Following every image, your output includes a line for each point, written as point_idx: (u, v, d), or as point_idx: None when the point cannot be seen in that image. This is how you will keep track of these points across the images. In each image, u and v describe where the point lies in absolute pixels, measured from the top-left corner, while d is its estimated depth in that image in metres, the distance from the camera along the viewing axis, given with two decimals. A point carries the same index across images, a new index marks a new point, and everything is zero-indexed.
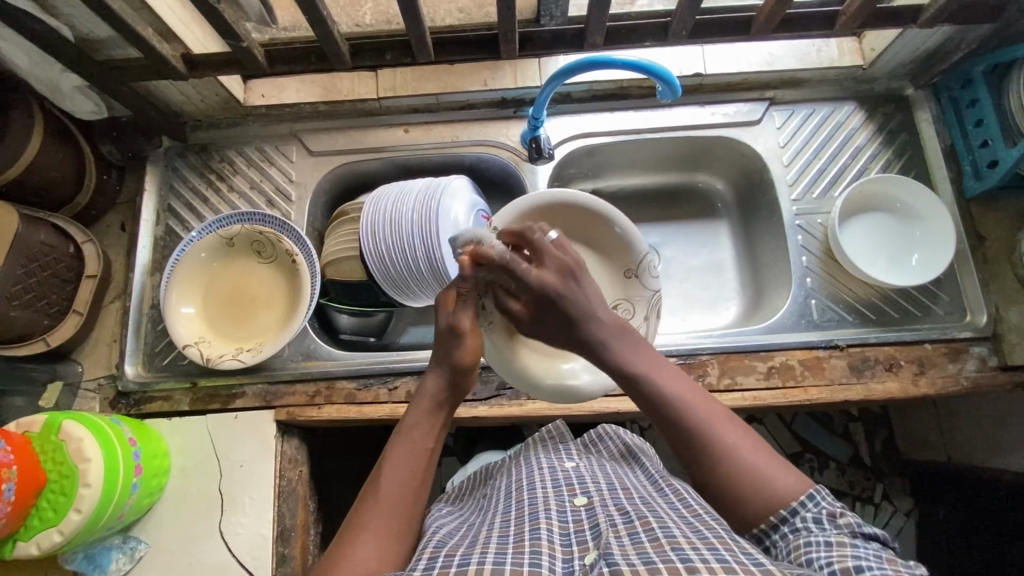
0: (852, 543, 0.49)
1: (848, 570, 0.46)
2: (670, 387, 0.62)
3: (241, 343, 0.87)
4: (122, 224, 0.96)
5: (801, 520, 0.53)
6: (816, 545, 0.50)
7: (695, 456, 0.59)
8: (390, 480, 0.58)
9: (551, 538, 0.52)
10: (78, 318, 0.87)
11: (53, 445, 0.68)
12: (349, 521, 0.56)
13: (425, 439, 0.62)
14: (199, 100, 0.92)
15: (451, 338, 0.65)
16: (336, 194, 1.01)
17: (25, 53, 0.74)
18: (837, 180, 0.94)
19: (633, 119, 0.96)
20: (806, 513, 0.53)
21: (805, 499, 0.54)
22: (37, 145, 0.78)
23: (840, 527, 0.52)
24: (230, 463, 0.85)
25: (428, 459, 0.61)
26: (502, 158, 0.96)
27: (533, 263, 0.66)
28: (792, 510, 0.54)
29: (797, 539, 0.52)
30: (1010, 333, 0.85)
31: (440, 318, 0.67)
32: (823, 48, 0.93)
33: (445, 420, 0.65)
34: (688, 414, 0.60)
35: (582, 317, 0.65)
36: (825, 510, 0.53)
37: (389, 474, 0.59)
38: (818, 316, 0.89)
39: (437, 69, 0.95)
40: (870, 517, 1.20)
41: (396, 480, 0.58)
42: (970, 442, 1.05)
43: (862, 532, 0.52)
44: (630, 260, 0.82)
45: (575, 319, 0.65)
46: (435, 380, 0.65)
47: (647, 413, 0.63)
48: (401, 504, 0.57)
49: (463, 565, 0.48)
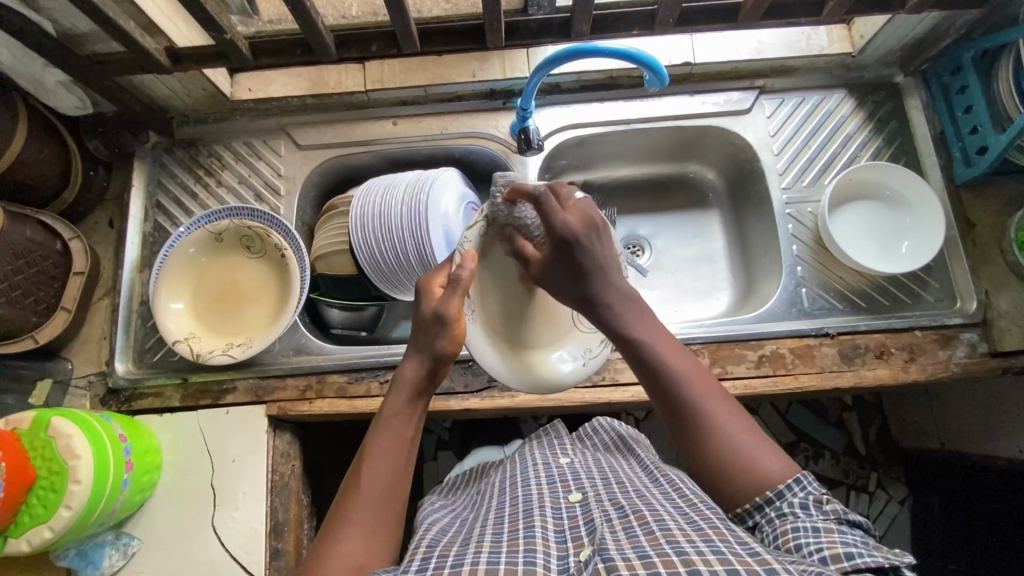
0: (839, 532, 0.49)
1: (838, 557, 0.47)
2: (674, 361, 0.62)
3: (231, 338, 0.87)
4: (110, 221, 0.95)
5: (787, 505, 0.54)
6: (803, 529, 0.50)
7: (686, 436, 0.59)
8: (370, 477, 0.58)
9: (545, 536, 0.52)
10: (67, 315, 0.86)
11: (42, 442, 0.68)
12: (332, 517, 0.56)
13: (405, 428, 0.61)
14: (185, 94, 0.91)
15: (437, 324, 0.64)
16: (326, 188, 1.01)
17: (7, 48, 0.74)
18: (826, 168, 0.94)
19: (622, 109, 0.96)
20: (793, 498, 0.54)
21: (791, 484, 0.55)
22: (23, 140, 0.78)
23: (826, 513, 0.52)
24: (222, 458, 0.85)
25: (408, 450, 0.61)
26: (492, 150, 0.96)
27: (553, 211, 0.63)
28: (779, 492, 0.54)
29: (785, 525, 0.52)
30: (1000, 319, 0.84)
31: (426, 304, 0.65)
32: (813, 36, 0.93)
33: (423, 408, 0.64)
34: (689, 392, 0.60)
35: (597, 267, 0.64)
36: (811, 496, 0.54)
37: (368, 471, 0.58)
38: (809, 304, 0.89)
39: (424, 61, 0.94)
40: (865, 505, 1.21)
41: (378, 474, 0.58)
42: (964, 430, 1.05)
43: (848, 519, 0.52)
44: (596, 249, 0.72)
45: (591, 272, 0.64)
46: (411, 368, 0.64)
47: (647, 386, 0.63)
48: (382, 499, 0.57)
49: (456, 565, 0.48)
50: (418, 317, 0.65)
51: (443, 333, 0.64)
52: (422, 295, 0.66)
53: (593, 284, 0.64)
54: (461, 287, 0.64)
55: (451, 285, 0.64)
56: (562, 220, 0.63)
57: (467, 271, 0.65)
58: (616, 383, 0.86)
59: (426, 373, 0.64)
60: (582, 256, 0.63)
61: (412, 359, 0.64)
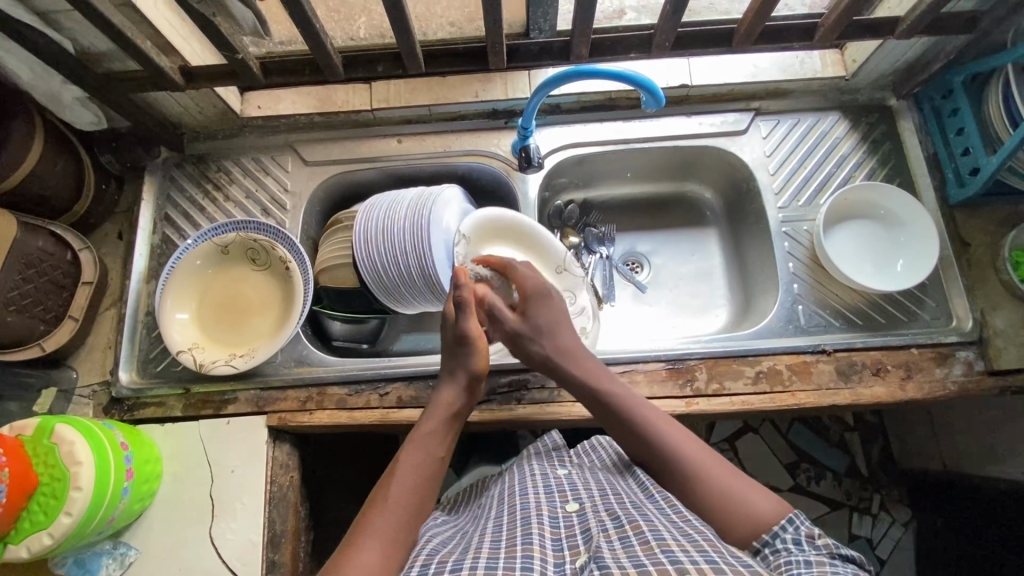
0: (830, 565, 0.51)
1: None
2: (641, 411, 0.70)
3: (234, 349, 0.88)
4: (120, 233, 0.98)
5: (782, 541, 0.56)
6: (797, 563, 0.51)
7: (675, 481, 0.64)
8: (401, 484, 0.61)
9: (542, 544, 0.53)
10: (73, 324, 0.88)
11: (45, 448, 0.69)
12: (356, 525, 0.58)
13: (438, 447, 0.66)
14: (197, 111, 0.94)
15: (460, 345, 0.73)
16: (331, 203, 1.02)
17: (28, 66, 0.76)
18: (822, 187, 0.96)
19: (622, 129, 0.98)
20: (786, 535, 0.56)
21: (784, 523, 0.57)
22: (38, 153, 0.80)
23: (818, 547, 0.54)
24: (221, 468, 0.85)
25: (439, 466, 0.65)
26: (492, 167, 0.98)
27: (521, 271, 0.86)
28: (773, 533, 0.57)
29: (779, 559, 0.53)
30: (996, 337, 0.85)
31: (448, 328, 0.75)
32: (807, 60, 0.96)
33: (455, 434, 0.70)
34: (657, 433, 0.67)
35: (553, 327, 0.80)
36: (803, 532, 0.56)
37: (403, 475, 0.61)
38: (805, 321, 0.90)
39: (429, 82, 0.97)
40: (868, 528, 1.19)
41: (408, 484, 0.61)
42: (965, 451, 1.05)
43: (840, 552, 0.54)
44: (554, 260, 0.95)
45: (546, 329, 0.80)
46: (448, 394, 0.71)
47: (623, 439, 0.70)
48: (412, 508, 0.59)
49: (456, 570, 0.49)
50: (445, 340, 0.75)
51: (467, 347, 0.73)
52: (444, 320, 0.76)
53: (557, 350, 0.78)
54: (466, 305, 0.73)
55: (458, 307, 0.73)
56: (525, 274, 0.86)
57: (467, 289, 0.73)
58: None
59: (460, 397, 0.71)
60: (541, 317, 0.81)
61: (448, 384, 0.72)
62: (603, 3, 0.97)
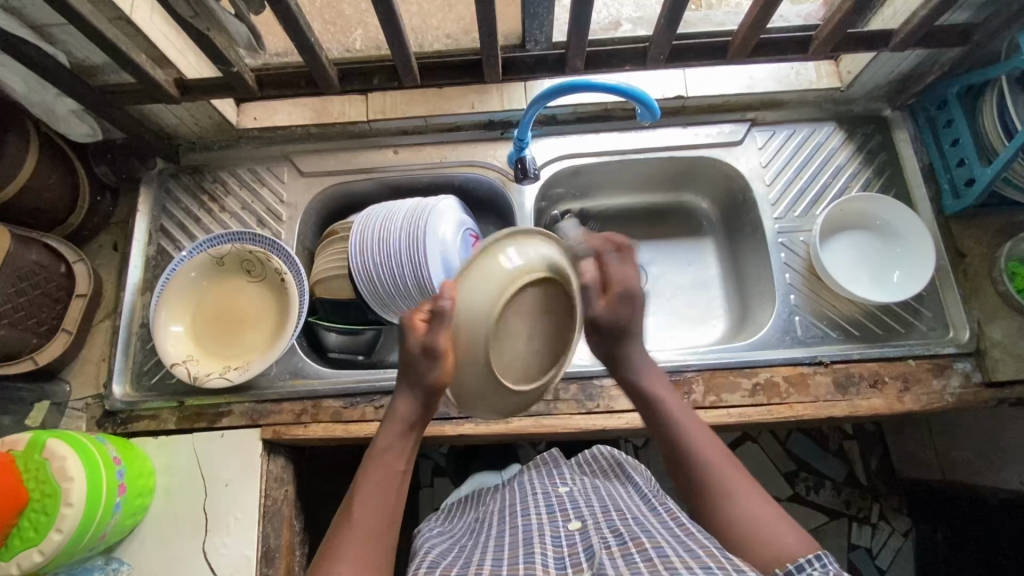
0: None
1: None
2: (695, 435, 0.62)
3: (228, 361, 0.88)
4: (115, 244, 0.98)
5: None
6: None
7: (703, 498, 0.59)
8: (362, 509, 0.58)
9: (545, 563, 0.53)
10: (66, 337, 0.87)
11: (36, 464, 0.68)
12: (322, 552, 0.56)
13: (396, 462, 0.62)
14: (192, 123, 0.94)
15: (425, 360, 0.61)
16: (327, 214, 1.02)
17: (23, 79, 0.76)
18: (818, 199, 0.96)
19: (618, 140, 0.98)
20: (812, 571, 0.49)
21: (812, 557, 0.50)
22: (33, 166, 0.80)
23: None
24: (215, 482, 0.84)
25: (401, 481, 0.61)
26: (489, 178, 0.98)
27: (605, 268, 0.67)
28: (798, 564, 0.50)
29: None
30: (993, 348, 0.85)
31: (412, 339, 0.62)
32: (802, 71, 0.96)
33: (417, 443, 0.65)
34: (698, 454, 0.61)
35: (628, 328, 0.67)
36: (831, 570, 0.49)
37: (362, 501, 0.58)
38: (802, 332, 0.90)
39: (426, 94, 0.98)
40: (868, 537, 1.18)
41: (369, 505, 0.58)
42: (965, 461, 1.04)
43: None
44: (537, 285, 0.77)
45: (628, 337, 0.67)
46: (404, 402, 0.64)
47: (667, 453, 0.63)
48: (374, 530, 0.57)
49: None
50: (407, 351, 0.62)
51: (434, 366, 0.61)
52: (408, 329, 0.63)
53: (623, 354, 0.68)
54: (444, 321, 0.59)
55: (434, 321, 0.60)
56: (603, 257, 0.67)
57: (450, 302, 0.58)
58: (610, 411, 0.86)
59: (418, 407, 0.63)
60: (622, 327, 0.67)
61: (404, 394, 0.64)
62: (599, 14, 0.97)
